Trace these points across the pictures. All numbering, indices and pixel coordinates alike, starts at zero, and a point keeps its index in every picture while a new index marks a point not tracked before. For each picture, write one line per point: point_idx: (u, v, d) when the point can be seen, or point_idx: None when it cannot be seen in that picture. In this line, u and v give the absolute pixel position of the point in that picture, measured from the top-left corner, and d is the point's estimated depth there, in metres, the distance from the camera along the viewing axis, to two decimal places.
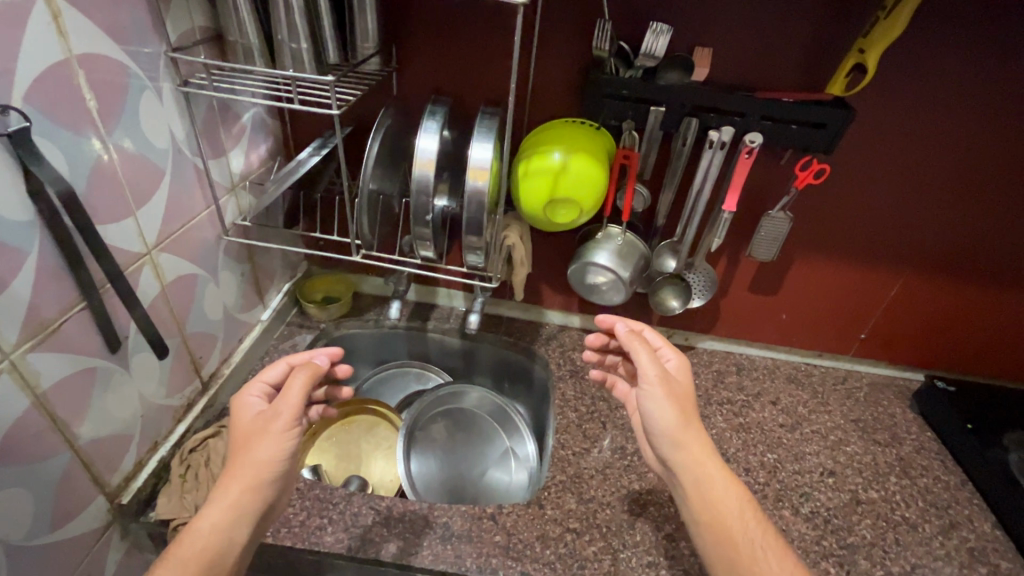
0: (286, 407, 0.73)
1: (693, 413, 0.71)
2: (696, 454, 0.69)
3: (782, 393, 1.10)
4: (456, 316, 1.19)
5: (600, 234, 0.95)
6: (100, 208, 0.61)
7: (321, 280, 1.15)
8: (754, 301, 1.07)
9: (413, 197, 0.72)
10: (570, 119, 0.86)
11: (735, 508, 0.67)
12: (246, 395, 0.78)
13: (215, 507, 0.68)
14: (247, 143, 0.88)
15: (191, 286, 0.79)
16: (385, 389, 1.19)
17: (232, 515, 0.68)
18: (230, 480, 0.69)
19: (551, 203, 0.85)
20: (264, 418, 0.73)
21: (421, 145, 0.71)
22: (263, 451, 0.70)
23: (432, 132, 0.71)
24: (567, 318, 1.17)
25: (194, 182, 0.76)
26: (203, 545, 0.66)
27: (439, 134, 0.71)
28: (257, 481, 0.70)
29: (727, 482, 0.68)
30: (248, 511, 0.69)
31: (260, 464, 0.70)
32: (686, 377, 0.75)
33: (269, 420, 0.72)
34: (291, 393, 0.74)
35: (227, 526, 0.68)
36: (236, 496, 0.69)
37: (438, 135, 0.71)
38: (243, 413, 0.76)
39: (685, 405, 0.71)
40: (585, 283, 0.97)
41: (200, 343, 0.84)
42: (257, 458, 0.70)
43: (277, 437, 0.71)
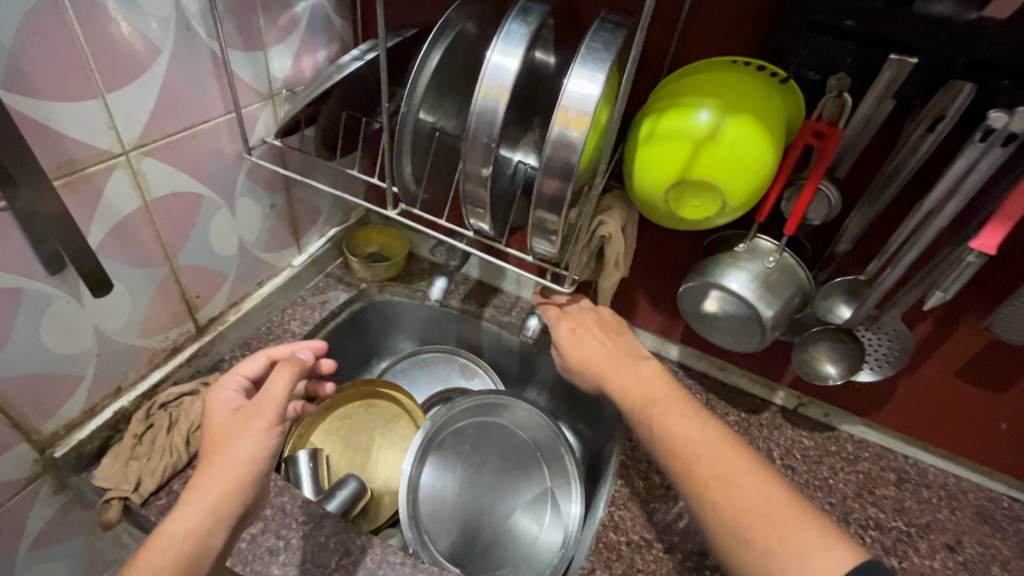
0: (270, 403, 0.55)
1: (601, 357, 0.66)
2: (622, 388, 0.62)
3: (966, 537, 0.72)
4: (520, 309, 0.96)
5: (741, 246, 0.64)
6: (41, 78, 0.44)
7: (375, 232, 0.97)
8: (956, 394, 0.70)
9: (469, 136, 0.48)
10: (738, 61, 0.55)
11: (690, 426, 0.56)
12: (220, 386, 0.60)
13: (188, 509, 0.50)
14: (299, 43, 0.69)
15: (192, 206, 0.63)
16: (421, 375, 0.99)
17: (209, 521, 0.50)
18: (202, 482, 0.51)
19: (677, 186, 0.56)
20: (245, 414, 0.55)
21: (493, 58, 0.45)
22: (241, 453, 0.52)
23: (516, 42, 0.45)
24: (661, 345, 0.88)
25: (207, 75, 0.58)
26: (174, 555, 0.48)
27: (525, 46, 0.45)
28: (230, 491, 0.51)
29: (666, 406, 0.58)
30: (229, 518, 0.52)
31: (231, 479, 0.51)
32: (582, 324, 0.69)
33: (247, 417, 0.55)
34: (278, 385, 0.56)
35: (208, 538, 0.50)
36: (209, 503, 0.50)
37: (524, 48, 0.45)
38: (214, 410, 0.58)
39: (587, 360, 0.66)
40: (700, 308, 0.67)
41: (200, 280, 0.69)
42: (226, 463, 0.52)
43: (257, 436, 0.53)
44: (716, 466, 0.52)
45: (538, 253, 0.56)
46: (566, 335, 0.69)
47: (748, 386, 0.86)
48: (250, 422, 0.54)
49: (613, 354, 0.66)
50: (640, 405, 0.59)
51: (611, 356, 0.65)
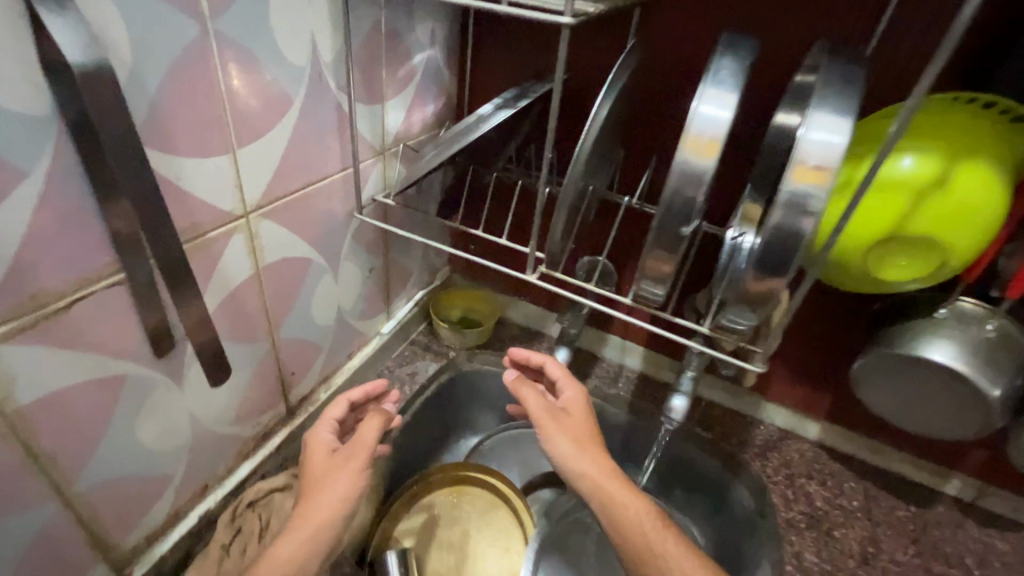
0: (362, 446, 0.49)
1: (586, 441, 0.53)
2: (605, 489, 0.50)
3: None
4: (626, 380, 0.85)
5: (942, 312, 0.53)
6: (180, 130, 0.38)
7: (458, 299, 0.89)
8: None
9: (663, 198, 0.40)
10: (948, 98, 0.47)
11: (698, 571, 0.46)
12: (319, 425, 0.53)
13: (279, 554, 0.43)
14: (413, 96, 0.64)
15: (300, 273, 0.56)
16: (511, 454, 0.87)
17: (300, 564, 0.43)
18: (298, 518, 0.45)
19: (885, 243, 0.47)
20: (342, 456, 0.49)
21: (701, 108, 0.38)
22: (335, 496, 0.46)
23: (726, 88, 0.39)
24: (798, 424, 0.77)
25: (332, 129, 0.53)
26: None
27: (737, 92, 0.39)
28: (322, 533, 0.45)
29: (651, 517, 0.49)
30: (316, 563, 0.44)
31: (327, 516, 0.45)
32: (581, 402, 0.57)
33: (342, 457, 0.49)
34: (367, 431, 0.50)
35: None
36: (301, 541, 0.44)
37: (734, 93, 0.39)
38: (316, 443, 0.51)
39: (571, 439, 0.53)
40: (895, 378, 0.56)
41: (297, 355, 0.60)
42: (322, 501, 0.46)
43: (353, 479, 0.47)
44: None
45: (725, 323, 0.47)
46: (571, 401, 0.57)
47: (910, 472, 0.73)
48: (344, 462, 0.48)
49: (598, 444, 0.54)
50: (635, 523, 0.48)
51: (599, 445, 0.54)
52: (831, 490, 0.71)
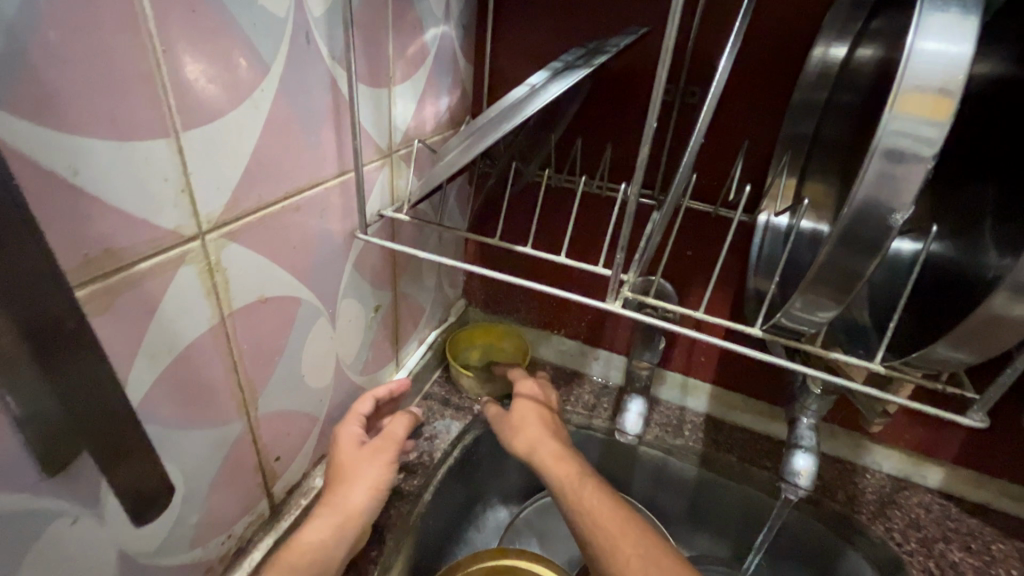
0: (393, 437, 0.48)
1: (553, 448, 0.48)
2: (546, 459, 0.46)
3: None
4: (693, 426, 0.69)
5: None
6: (73, 91, 0.23)
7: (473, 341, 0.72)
8: None
9: (863, 179, 0.27)
10: None
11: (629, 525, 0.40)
12: (348, 418, 0.49)
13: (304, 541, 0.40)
14: (425, 84, 0.50)
15: (286, 320, 0.40)
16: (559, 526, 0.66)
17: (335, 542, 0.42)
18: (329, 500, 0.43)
19: None
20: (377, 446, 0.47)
21: (925, 41, 0.26)
22: (366, 485, 0.44)
23: (959, 13, 0.26)
24: (915, 469, 0.62)
25: (325, 115, 0.38)
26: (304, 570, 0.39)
27: (978, 17, 0.26)
28: (350, 522, 0.43)
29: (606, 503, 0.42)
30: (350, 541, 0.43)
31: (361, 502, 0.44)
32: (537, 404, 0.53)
33: (369, 445, 0.46)
34: (398, 425, 0.49)
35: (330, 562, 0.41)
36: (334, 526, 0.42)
37: (973, 18, 0.26)
38: (344, 436, 0.47)
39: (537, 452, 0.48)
40: None
41: (282, 433, 0.44)
42: (354, 489, 0.44)
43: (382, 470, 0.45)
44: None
45: (924, 356, 0.33)
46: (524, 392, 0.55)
47: None
48: (375, 452, 0.46)
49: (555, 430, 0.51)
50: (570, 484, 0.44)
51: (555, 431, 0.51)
52: (980, 557, 0.56)
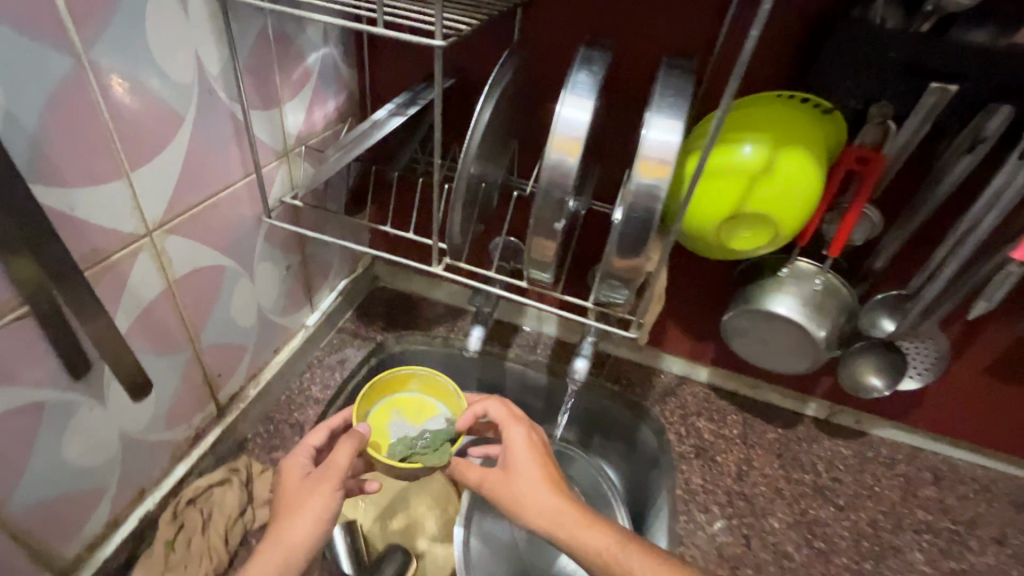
0: (335, 467, 0.52)
1: (542, 487, 0.52)
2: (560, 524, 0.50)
3: (1008, 528, 0.75)
4: (544, 347, 0.93)
5: (784, 270, 0.65)
6: (66, 161, 0.39)
7: (395, 403, 0.68)
8: (983, 391, 0.74)
9: (540, 193, 0.46)
10: (773, 94, 0.56)
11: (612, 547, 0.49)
12: (297, 451, 0.56)
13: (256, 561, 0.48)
14: (311, 95, 0.65)
15: (215, 281, 0.58)
16: None
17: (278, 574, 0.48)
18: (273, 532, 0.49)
19: (730, 220, 0.56)
20: (317, 476, 0.52)
21: (563, 111, 0.44)
22: (311, 517, 0.50)
23: (584, 95, 0.45)
24: (691, 368, 0.89)
25: (230, 139, 0.54)
26: None
27: (594, 99, 0.45)
28: (292, 556, 0.48)
29: (578, 518, 0.51)
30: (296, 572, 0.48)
31: (305, 539, 0.49)
32: (526, 444, 0.55)
33: (313, 479, 0.52)
34: (340, 453, 0.53)
35: None
36: (274, 558, 0.48)
37: (591, 99, 0.45)
38: (289, 468, 0.54)
39: (517, 486, 0.52)
40: (754, 330, 0.67)
41: (221, 358, 0.63)
42: (300, 523, 0.50)
43: (324, 499, 0.50)
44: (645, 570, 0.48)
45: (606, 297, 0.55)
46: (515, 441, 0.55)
47: (779, 399, 0.87)
48: (318, 480, 0.52)
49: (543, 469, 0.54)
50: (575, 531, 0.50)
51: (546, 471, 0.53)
52: (717, 423, 0.84)
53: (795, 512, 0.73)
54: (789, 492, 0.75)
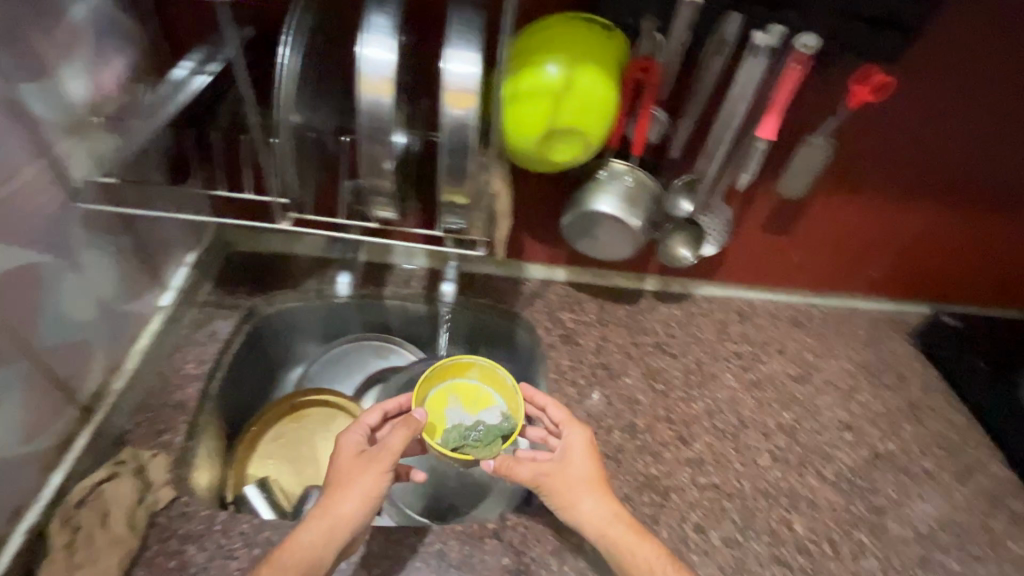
0: (388, 450, 0.64)
1: (588, 486, 0.66)
2: (607, 524, 0.65)
3: (788, 340, 0.99)
4: (418, 279, 0.97)
5: (602, 172, 0.75)
6: None
7: (454, 387, 0.78)
8: (764, 243, 0.94)
9: (362, 132, 0.48)
10: (568, 16, 0.63)
11: (632, 538, 0.64)
12: (348, 431, 0.68)
13: (310, 524, 0.59)
14: (90, 54, 0.58)
15: (31, 284, 0.54)
16: (337, 370, 1.00)
17: (327, 539, 0.59)
18: (326, 504, 0.61)
19: (548, 135, 0.63)
20: (366, 458, 0.64)
21: (366, 53, 0.46)
22: (358, 493, 0.61)
23: (386, 33, 0.47)
24: (550, 271, 1.00)
25: (3, 123, 0.49)
26: (308, 554, 0.58)
27: (395, 37, 0.47)
28: (341, 522, 0.60)
29: (616, 516, 0.65)
30: (340, 538, 0.60)
31: (352, 508, 0.60)
32: (587, 448, 0.69)
33: (365, 459, 0.63)
34: (395, 438, 0.64)
35: (321, 555, 0.58)
36: (325, 523, 0.59)
37: (393, 38, 0.47)
38: (346, 443, 0.66)
39: (573, 480, 0.67)
40: (588, 228, 0.78)
41: (66, 360, 0.61)
42: (346, 498, 0.61)
43: (375, 477, 0.62)
44: (648, 555, 0.63)
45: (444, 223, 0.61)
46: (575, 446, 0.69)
47: (623, 282, 1.02)
48: (366, 463, 0.63)
49: (591, 478, 0.67)
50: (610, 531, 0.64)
51: (592, 480, 0.67)
52: (577, 312, 0.98)
53: (641, 367, 0.91)
54: (636, 353, 0.93)
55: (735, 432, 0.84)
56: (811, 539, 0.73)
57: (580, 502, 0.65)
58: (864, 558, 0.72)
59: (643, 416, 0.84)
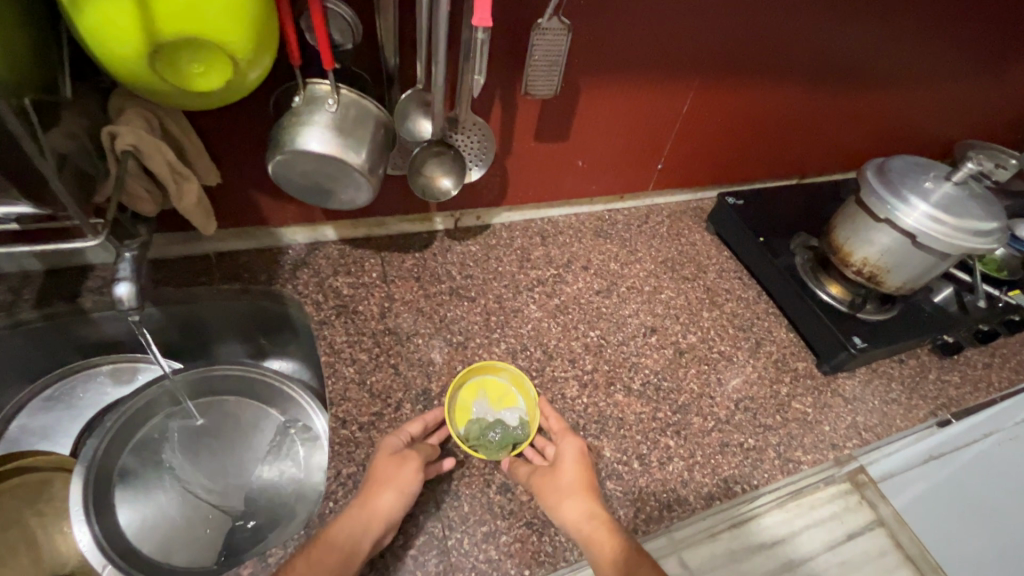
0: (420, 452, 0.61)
1: (580, 492, 0.59)
2: (596, 529, 0.56)
3: (591, 253, 0.94)
4: None
5: (299, 99, 0.58)
6: None
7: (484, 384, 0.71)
8: (543, 153, 0.84)
9: None
10: None
11: (622, 543, 0.54)
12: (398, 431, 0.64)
13: (350, 517, 0.55)
14: None
15: None
16: (58, 414, 0.77)
17: (362, 530, 0.54)
18: (373, 492, 0.57)
19: (158, 52, 0.44)
20: (402, 457, 0.60)
21: None
22: (391, 492, 0.57)
23: None
24: (315, 233, 0.83)
25: None
26: (340, 544, 0.53)
27: None
28: (377, 520, 0.55)
29: (603, 523, 0.56)
30: (376, 532, 0.55)
31: (388, 505, 0.56)
32: (579, 453, 0.62)
33: (402, 454, 0.60)
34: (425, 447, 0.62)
35: (357, 546, 0.53)
36: (362, 516, 0.55)
37: None
38: (386, 442, 0.62)
39: (557, 486, 0.60)
40: (307, 174, 0.61)
41: None
42: (384, 493, 0.57)
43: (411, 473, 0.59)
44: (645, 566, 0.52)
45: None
46: (568, 454, 0.63)
47: (408, 227, 0.88)
48: (404, 460, 0.60)
49: (588, 483, 0.60)
50: (602, 534, 0.55)
51: (586, 485, 0.60)
52: (355, 275, 0.82)
53: (435, 321, 0.80)
54: (429, 306, 0.81)
55: (540, 368, 0.78)
56: (620, 460, 0.70)
57: (570, 507, 0.58)
58: (670, 463, 0.71)
59: (437, 379, 0.74)
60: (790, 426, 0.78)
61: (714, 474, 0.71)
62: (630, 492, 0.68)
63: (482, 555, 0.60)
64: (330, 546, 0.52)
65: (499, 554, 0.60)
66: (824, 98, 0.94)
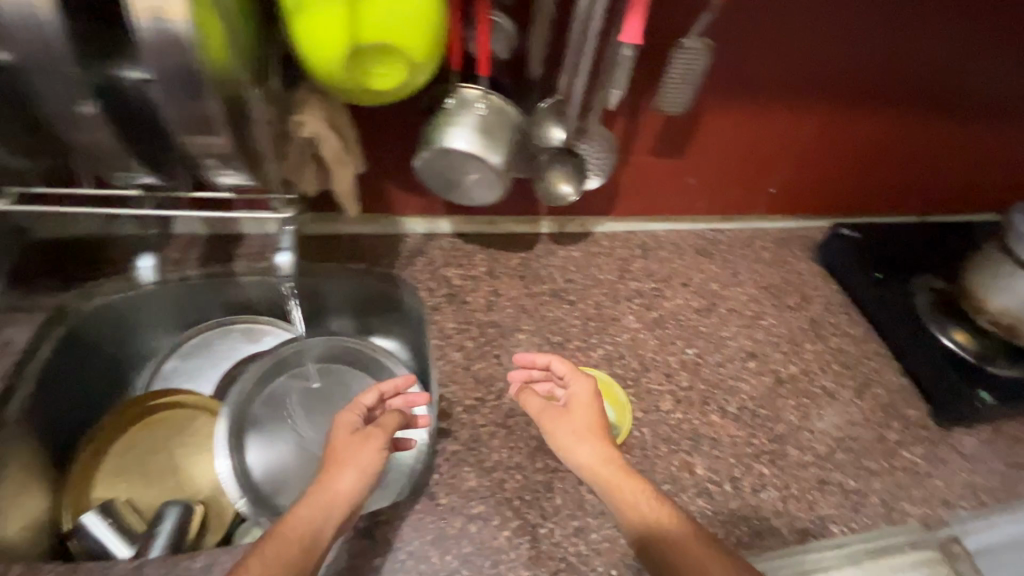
0: (384, 428, 0.60)
1: (591, 433, 0.60)
2: (608, 478, 0.56)
3: (693, 271, 0.93)
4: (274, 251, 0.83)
5: (450, 101, 0.63)
6: None
7: None
8: (659, 168, 0.85)
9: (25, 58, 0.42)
10: None
11: (637, 498, 0.54)
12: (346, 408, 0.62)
13: (304, 505, 0.52)
14: None
15: None
16: (200, 363, 0.86)
17: (323, 512, 0.52)
18: (331, 473, 0.55)
19: (353, 56, 0.50)
20: (363, 436, 0.58)
21: None
22: (352, 472, 0.55)
23: None
24: (433, 224, 0.89)
25: None
26: (306, 525, 0.51)
27: None
28: (342, 498, 0.54)
29: (616, 468, 0.57)
30: (336, 514, 0.53)
31: (348, 486, 0.54)
32: (592, 396, 0.63)
33: (364, 432, 0.58)
34: (388, 420, 0.61)
35: (319, 531, 0.51)
36: (323, 496, 0.53)
37: None
38: (341, 422, 0.60)
39: (571, 428, 0.61)
40: (446, 169, 0.66)
41: None
42: (346, 474, 0.55)
43: (370, 453, 0.57)
44: (669, 528, 0.52)
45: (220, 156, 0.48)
46: (574, 402, 0.63)
47: (516, 228, 0.92)
48: (364, 438, 0.58)
49: (596, 431, 0.60)
50: (613, 485, 0.56)
51: (596, 432, 0.60)
52: (464, 267, 0.87)
53: (536, 319, 0.83)
54: (531, 305, 0.84)
55: (635, 378, 0.79)
56: (711, 480, 0.70)
57: (582, 448, 0.59)
58: (764, 491, 0.70)
59: None
60: (896, 474, 0.74)
61: (810, 510, 0.69)
62: (720, 513, 0.67)
63: (572, 548, 0.62)
64: (293, 533, 0.50)
65: (587, 550, 0.62)
66: (962, 132, 0.89)
